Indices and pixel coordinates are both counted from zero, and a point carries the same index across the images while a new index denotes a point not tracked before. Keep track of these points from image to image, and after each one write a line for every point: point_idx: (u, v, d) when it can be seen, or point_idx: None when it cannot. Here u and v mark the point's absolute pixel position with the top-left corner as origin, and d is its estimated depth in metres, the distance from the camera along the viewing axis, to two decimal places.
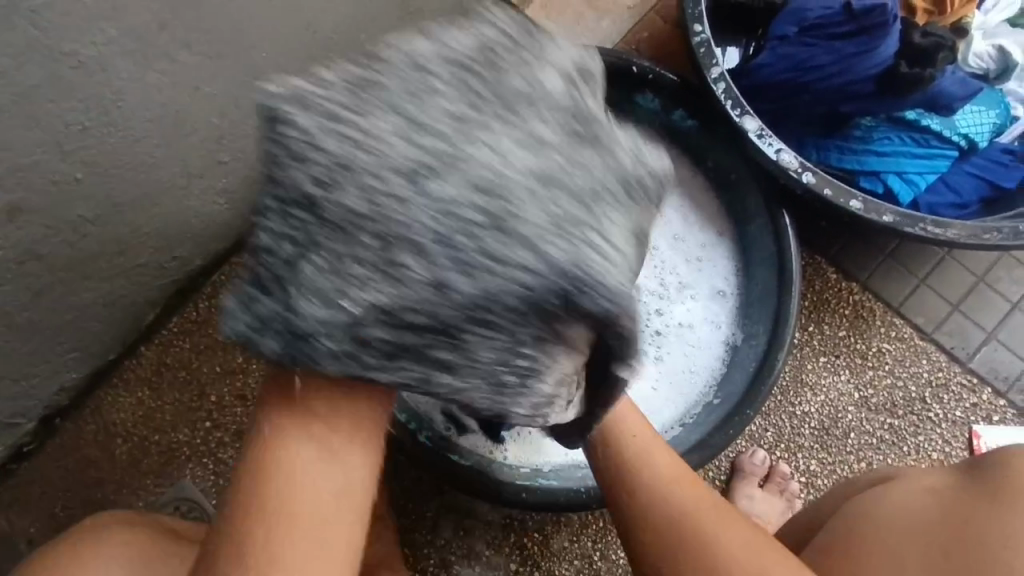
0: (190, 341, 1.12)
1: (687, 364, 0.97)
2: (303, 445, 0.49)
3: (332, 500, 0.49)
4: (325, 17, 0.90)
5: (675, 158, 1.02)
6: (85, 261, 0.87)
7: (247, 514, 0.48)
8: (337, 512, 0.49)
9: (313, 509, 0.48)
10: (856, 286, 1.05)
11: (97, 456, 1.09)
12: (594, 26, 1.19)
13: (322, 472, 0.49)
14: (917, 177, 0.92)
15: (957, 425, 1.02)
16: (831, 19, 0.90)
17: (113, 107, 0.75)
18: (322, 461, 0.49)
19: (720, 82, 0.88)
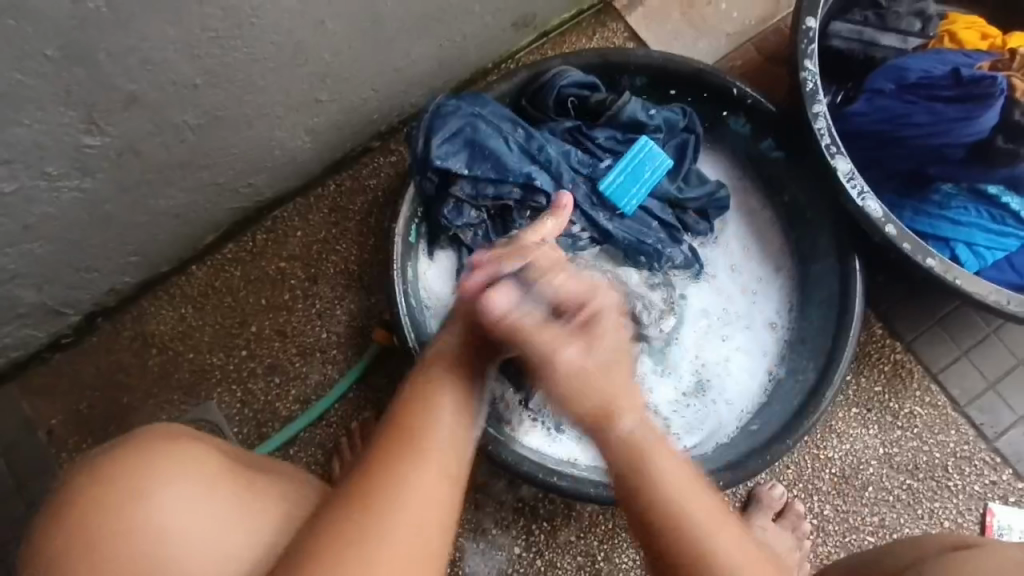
0: (242, 269, 1.13)
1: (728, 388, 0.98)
2: (457, 391, 0.63)
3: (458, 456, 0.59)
4: None
5: (753, 186, 1.05)
6: (173, 166, 0.88)
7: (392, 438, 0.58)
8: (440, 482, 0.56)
9: (435, 461, 0.57)
10: (900, 345, 1.07)
11: (130, 361, 1.10)
12: (690, 45, 1.22)
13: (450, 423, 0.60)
14: (985, 251, 0.94)
15: (973, 499, 1.03)
16: (934, 81, 0.93)
17: (248, 23, 0.75)
18: (453, 420, 0.61)
19: (819, 120, 0.90)
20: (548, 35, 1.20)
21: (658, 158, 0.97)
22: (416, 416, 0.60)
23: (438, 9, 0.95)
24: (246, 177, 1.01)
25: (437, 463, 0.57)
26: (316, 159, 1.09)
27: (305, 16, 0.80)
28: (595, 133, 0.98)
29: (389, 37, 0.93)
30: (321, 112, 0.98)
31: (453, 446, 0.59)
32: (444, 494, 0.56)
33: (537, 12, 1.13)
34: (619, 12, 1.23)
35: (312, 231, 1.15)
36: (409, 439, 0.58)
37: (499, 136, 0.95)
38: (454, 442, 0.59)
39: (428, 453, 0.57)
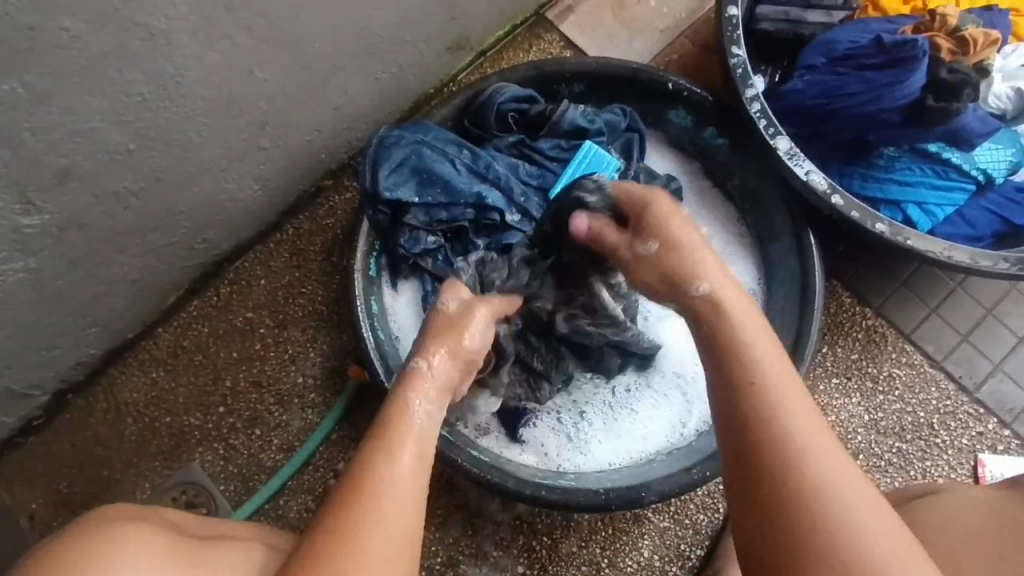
0: (209, 325, 1.12)
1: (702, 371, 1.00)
2: (410, 451, 0.58)
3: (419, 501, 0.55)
4: (377, 13, 0.91)
5: (702, 174, 1.06)
6: (120, 234, 0.88)
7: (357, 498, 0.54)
8: (406, 519, 0.54)
9: (398, 503, 0.54)
10: (870, 311, 1.08)
11: (106, 435, 1.08)
12: (626, 45, 1.24)
13: (409, 469, 0.57)
14: (936, 209, 0.96)
15: (963, 453, 1.04)
16: (861, 51, 0.94)
17: (172, 83, 0.75)
18: (427, 425, 0.62)
19: (754, 103, 0.92)
20: (486, 52, 1.21)
21: (606, 160, 0.98)
22: (376, 462, 0.56)
23: (368, 44, 0.95)
24: (199, 234, 1.00)
25: (400, 507, 0.54)
26: (268, 205, 1.08)
27: (233, 68, 0.80)
28: (540, 144, 0.99)
29: (323, 78, 0.93)
30: (266, 159, 0.98)
31: (428, 461, 0.59)
32: (405, 527, 0.53)
33: (470, 32, 1.14)
34: (552, 22, 1.24)
35: (276, 277, 1.14)
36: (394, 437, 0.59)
37: (445, 159, 0.95)
38: (423, 460, 0.58)
39: (384, 500, 0.54)
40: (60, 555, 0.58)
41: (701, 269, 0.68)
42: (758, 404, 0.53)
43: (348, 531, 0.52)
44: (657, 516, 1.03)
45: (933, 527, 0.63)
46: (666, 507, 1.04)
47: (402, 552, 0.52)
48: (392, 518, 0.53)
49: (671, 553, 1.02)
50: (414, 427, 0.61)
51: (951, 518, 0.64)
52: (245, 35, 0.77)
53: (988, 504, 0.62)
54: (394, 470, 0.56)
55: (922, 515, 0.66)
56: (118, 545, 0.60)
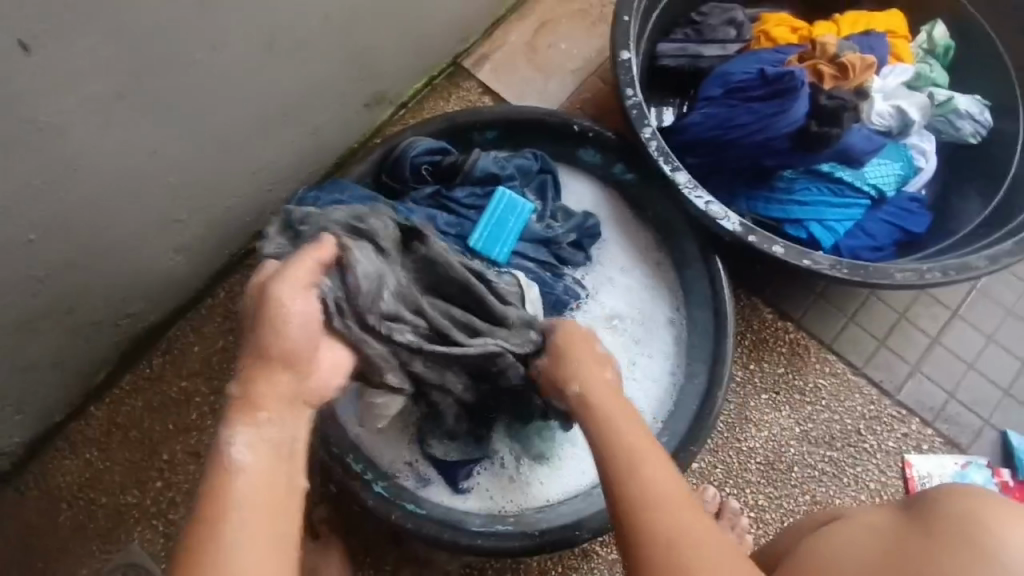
0: (143, 399, 1.11)
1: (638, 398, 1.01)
2: (243, 490, 0.55)
3: (278, 532, 0.55)
4: (282, 82, 0.94)
5: (618, 207, 1.09)
6: (33, 320, 0.87)
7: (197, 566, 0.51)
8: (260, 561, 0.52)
9: (245, 549, 0.52)
10: (792, 325, 1.12)
11: (39, 523, 1.05)
12: (541, 88, 1.28)
13: (249, 513, 0.54)
14: (836, 225, 1.01)
15: (891, 455, 1.07)
16: (751, 82, 1.00)
17: (69, 170, 0.76)
18: (258, 457, 0.58)
19: (652, 140, 0.96)
20: (406, 104, 1.24)
21: (520, 204, 1.00)
22: (207, 529, 0.53)
23: (278, 110, 0.97)
24: (121, 309, 1.00)
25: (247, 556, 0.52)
26: (194, 274, 1.08)
27: (134, 149, 0.81)
28: (455, 193, 1.01)
29: (234, 148, 0.95)
30: (184, 231, 0.99)
31: (274, 496, 0.56)
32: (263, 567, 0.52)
33: (386, 88, 1.17)
34: (469, 71, 1.28)
35: (208, 343, 1.14)
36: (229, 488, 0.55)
37: None
38: (262, 504, 0.55)
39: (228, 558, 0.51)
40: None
41: (580, 370, 0.78)
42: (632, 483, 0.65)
43: None
44: (605, 549, 1.04)
45: (835, 550, 0.68)
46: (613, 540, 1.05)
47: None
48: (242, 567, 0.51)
49: None
50: (245, 467, 0.57)
51: (852, 539, 0.68)
52: (141, 117, 0.79)
53: (885, 526, 0.67)
54: (227, 526, 0.53)
55: (827, 539, 0.71)
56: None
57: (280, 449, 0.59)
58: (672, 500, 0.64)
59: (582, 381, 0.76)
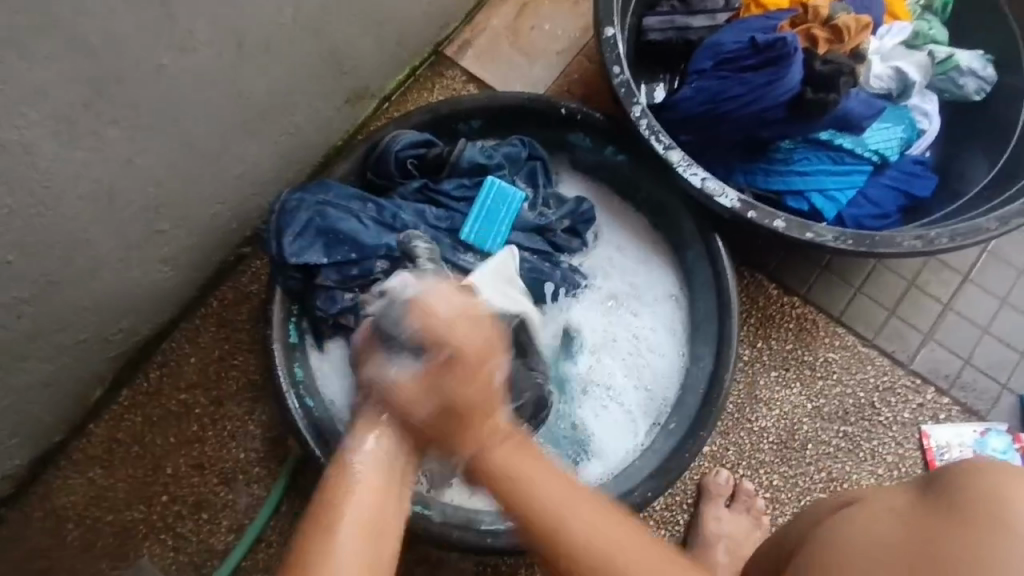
0: (143, 413, 1.09)
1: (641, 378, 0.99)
2: (359, 507, 0.55)
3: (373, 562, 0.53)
4: (256, 82, 0.91)
5: (613, 190, 1.06)
6: (20, 343, 0.86)
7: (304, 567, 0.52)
8: None
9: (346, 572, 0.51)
10: (797, 299, 1.09)
11: (47, 544, 1.04)
12: (527, 71, 1.25)
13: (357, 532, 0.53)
14: (838, 194, 0.97)
15: (907, 427, 1.05)
16: (741, 52, 0.96)
17: (41, 188, 0.74)
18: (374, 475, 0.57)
19: (642, 119, 0.93)
20: (389, 97, 1.21)
21: (510, 194, 0.98)
22: (321, 535, 0.53)
23: (256, 111, 0.95)
24: (112, 326, 0.98)
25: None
26: (184, 284, 1.06)
27: (106, 161, 0.79)
28: (443, 185, 0.99)
29: (212, 153, 0.92)
30: (169, 241, 0.96)
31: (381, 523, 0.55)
32: None
33: (367, 82, 1.14)
34: (451, 59, 1.25)
35: (204, 353, 1.12)
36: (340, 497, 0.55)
37: (350, 216, 0.94)
38: (366, 530, 0.54)
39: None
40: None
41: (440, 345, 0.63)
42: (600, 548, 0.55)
43: None
44: None
45: (851, 547, 0.62)
46: None
47: None
48: None
49: None
50: (360, 485, 0.56)
51: (865, 533, 0.63)
52: (111, 127, 0.77)
53: (899, 522, 0.62)
54: (335, 543, 0.52)
55: (837, 535, 0.65)
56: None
57: (393, 482, 0.58)
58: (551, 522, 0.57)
59: (481, 443, 0.61)
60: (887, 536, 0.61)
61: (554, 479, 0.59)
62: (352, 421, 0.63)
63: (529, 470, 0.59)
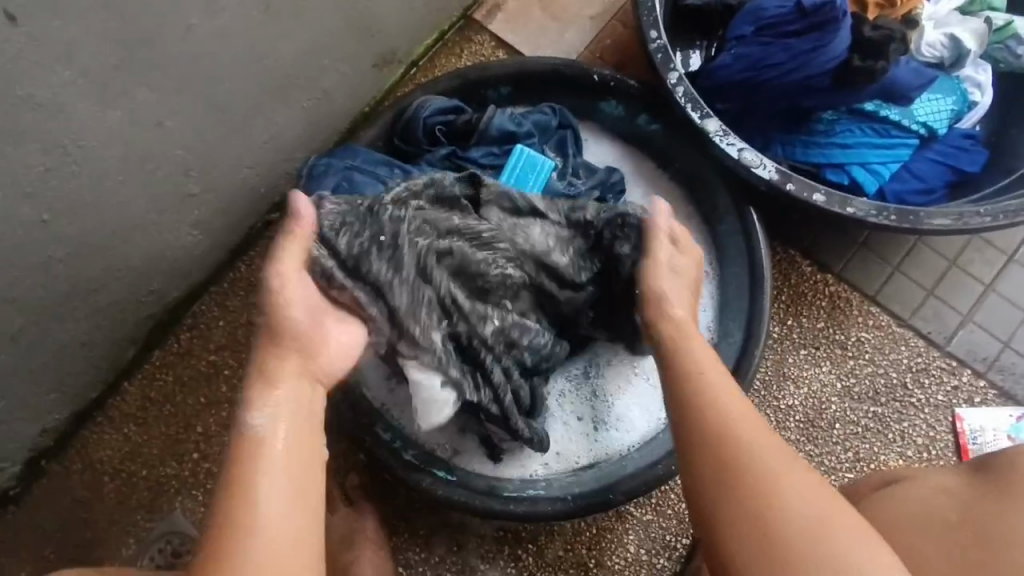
0: (174, 374, 1.12)
1: None
2: (270, 460, 0.56)
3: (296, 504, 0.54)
4: (285, 44, 0.90)
5: (644, 159, 1.04)
6: (58, 302, 0.88)
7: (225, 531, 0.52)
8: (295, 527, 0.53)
9: (272, 519, 0.52)
10: (831, 277, 1.06)
11: (85, 495, 1.08)
12: (558, 37, 1.22)
13: (277, 484, 0.54)
14: (881, 168, 0.94)
15: (939, 409, 1.02)
16: (785, 17, 0.91)
17: (75, 148, 0.75)
18: (279, 421, 0.59)
19: (679, 86, 0.90)
20: (417, 63, 1.19)
21: (539, 162, 0.96)
22: (235, 501, 0.53)
23: (284, 74, 0.93)
24: (144, 287, 1.00)
25: (269, 526, 0.52)
26: (213, 248, 1.07)
27: (136, 122, 0.79)
28: (471, 154, 0.96)
29: (240, 117, 0.92)
30: (199, 205, 0.97)
31: (297, 452, 0.58)
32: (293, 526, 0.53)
33: (395, 46, 1.12)
34: (481, 23, 1.22)
35: (233, 317, 1.13)
36: (252, 466, 0.55)
37: (376, 181, 0.93)
38: (288, 464, 0.56)
39: (254, 531, 0.51)
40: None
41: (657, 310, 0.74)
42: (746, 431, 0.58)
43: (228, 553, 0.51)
44: (640, 511, 1.03)
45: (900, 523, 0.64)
46: (647, 500, 1.03)
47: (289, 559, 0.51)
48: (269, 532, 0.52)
49: (658, 545, 1.02)
50: (273, 436, 0.57)
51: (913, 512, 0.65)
52: (142, 89, 0.76)
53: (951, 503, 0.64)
54: (255, 496, 0.53)
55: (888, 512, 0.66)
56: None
57: (300, 415, 0.60)
58: (716, 404, 0.61)
59: (670, 322, 0.73)
60: (932, 507, 0.64)
61: (726, 382, 0.64)
62: (243, 393, 0.61)
63: (708, 369, 0.65)
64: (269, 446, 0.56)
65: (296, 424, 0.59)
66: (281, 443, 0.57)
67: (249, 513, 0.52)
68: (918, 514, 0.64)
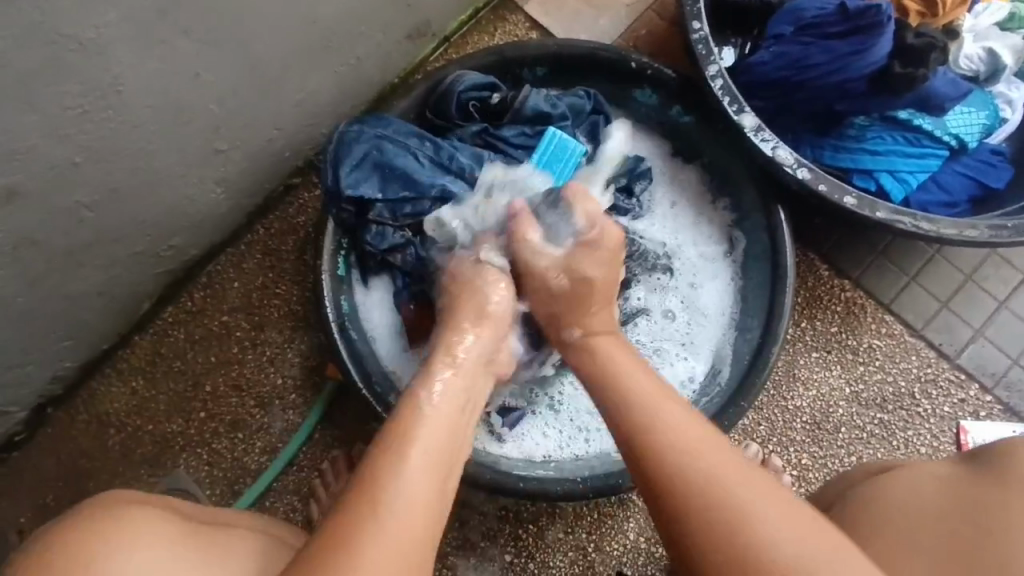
0: (185, 331, 1.12)
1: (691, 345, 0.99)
2: (423, 444, 0.61)
3: (431, 497, 0.57)
4: (327, 7, 0.89)
5: (672, 152, 1.04)
6: (81, 248, 0.88)
7: (367, 487, 0.56)
8: (421, 515, 0.56)
9: (412, 500, 0.56)
10: (848, 282, 1.07)
11: (89, 446, 1.08)
12: (592, 23, 1.21)
13: (425, 461, 0.59)
14: (909, 177, 0.94)
15: (945, 420, 1.04)
16: (827, 18, 0.91)
17: (113, 92, 0.74)
18: (445, 411, 0.66)
19: (717, 79, 0.90)
20: (449, 38, 1.18)
21: (571, 146, 0.96)
22: (390, 459, 0.58)
23: (320, 38, 0.93)
24: (165, 241, 1.00)
25: (412, 500, 0.56)
26: (235, 208, 1.07)
27: (175, 73, 0.78)
28: (504, 132, 0.97)
29: (276, 78, 0.92)
30: (226, 163, 0.96)
31: (441, 453, 0.62)
32: (421, 523, 0.55)
33: (431, 19, 1.11)
34: (516, 3, 1.21)
35: (248, 279, 1.13)
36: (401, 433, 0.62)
37: (408, 152, 0.93)
38: (435, 459, 0.61)
39: (399, 489, 0.56)
40: (76, 526, 0.60)
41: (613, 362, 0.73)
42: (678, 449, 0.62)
43: (359, 526, 0.53)
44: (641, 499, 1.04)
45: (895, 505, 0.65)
46: None
47: (415, 534, 0.54)
48: (402, 517, 0.54)
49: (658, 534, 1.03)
50: (432, 423, 0.64)
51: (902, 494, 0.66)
52: (184, 39, 0.76)
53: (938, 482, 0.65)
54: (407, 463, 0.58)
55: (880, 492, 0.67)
56: (112, 554, 0.58)
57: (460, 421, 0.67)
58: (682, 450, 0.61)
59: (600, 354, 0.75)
60: (928, 500, 0.64)
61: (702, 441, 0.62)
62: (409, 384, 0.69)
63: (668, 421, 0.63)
64: (429, 428, 0.63)
65: (444, 435, 0.63)
66: (432, 423, 0.64)
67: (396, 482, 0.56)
68: (910, 509, 0.63)
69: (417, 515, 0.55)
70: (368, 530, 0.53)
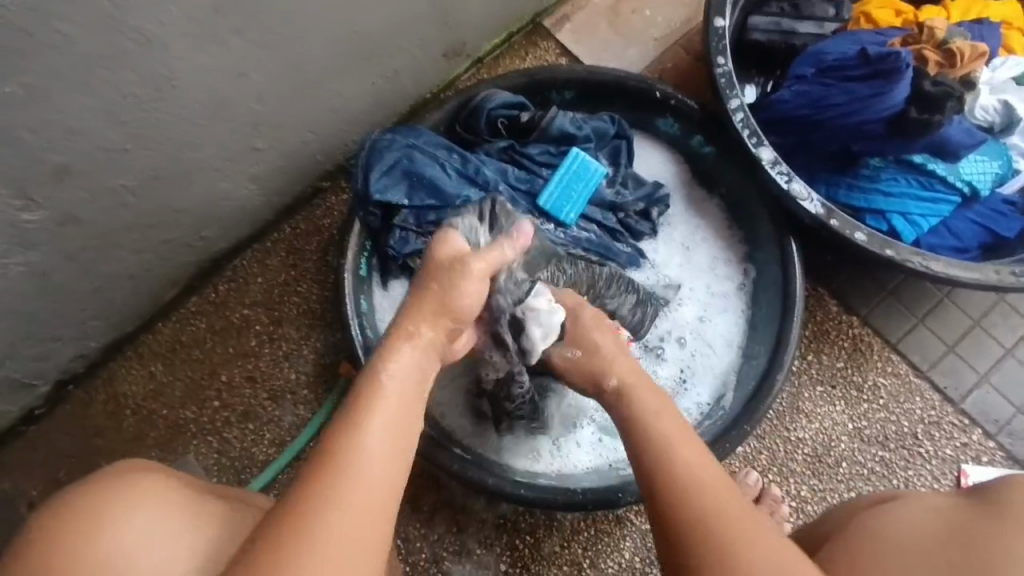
0: (207, 321, 1.15)
1: (698, 369, 1.01)
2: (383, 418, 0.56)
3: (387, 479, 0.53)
4: (370, 20, 0.94)
5: (691, 180, 1.08)
6: (118, 230, 0.92)
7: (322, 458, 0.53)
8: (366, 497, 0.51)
9: (364, 483, 0.51)
10: (856, 319, 1.08)
11: (104, 425, 1.11)
12: (621, 53, 1.26)
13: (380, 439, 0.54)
14: (921, 220, 0.96)
15: (947, 463, 1.04)
16: (847, 62, 0.95)
17: (167, 84, 0.79)
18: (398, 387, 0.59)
19: (738, 112, 0.94)
20: (482, 59, 1.23)
21: (592, 167, 1.01)
22: (345, 433, 0.53)
23: (361, 49, 0.98)
24: (196, 231, 1.04)
25: (369, 483, 0.51)
26: (265, 205, 1.11)
27: (224, 71, 0.83)
28: (529, 150, 1.01)
29: (316, 83, 0.96)
30: (262, 161, 1.01)
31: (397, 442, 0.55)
32: (373, 511, 0.51)
33: (466, 39, 1.16)
34: (548, 30, 1.26)
35: (272, 276, 1.17)
36: (360, 422, 0.54)
37: (435, 162, 0.97)
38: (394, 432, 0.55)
39: (356, 465, 0.52)
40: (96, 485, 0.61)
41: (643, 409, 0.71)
42: (721, 491, 0.61)
43: (317, 501, 0.50)
44: (640, 518, 1.05)
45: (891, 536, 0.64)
46: None
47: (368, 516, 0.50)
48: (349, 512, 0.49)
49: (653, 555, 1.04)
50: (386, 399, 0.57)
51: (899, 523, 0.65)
52: (236, 40, 0.81)
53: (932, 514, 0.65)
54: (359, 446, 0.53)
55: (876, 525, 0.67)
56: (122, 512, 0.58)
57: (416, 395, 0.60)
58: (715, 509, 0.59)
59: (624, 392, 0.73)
60: (930, 528, 0.63)
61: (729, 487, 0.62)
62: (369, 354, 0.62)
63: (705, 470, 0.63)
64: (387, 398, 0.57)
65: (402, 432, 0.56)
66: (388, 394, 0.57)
67: (346, 455, 0.52)
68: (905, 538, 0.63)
69: (379, 494, 0.52)
70: (307, 523, 0.48)
